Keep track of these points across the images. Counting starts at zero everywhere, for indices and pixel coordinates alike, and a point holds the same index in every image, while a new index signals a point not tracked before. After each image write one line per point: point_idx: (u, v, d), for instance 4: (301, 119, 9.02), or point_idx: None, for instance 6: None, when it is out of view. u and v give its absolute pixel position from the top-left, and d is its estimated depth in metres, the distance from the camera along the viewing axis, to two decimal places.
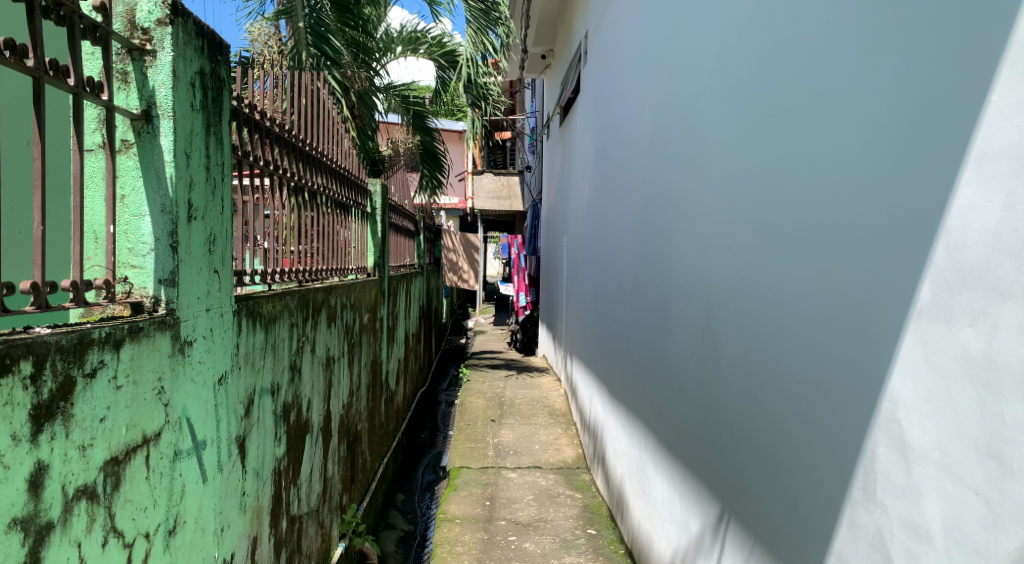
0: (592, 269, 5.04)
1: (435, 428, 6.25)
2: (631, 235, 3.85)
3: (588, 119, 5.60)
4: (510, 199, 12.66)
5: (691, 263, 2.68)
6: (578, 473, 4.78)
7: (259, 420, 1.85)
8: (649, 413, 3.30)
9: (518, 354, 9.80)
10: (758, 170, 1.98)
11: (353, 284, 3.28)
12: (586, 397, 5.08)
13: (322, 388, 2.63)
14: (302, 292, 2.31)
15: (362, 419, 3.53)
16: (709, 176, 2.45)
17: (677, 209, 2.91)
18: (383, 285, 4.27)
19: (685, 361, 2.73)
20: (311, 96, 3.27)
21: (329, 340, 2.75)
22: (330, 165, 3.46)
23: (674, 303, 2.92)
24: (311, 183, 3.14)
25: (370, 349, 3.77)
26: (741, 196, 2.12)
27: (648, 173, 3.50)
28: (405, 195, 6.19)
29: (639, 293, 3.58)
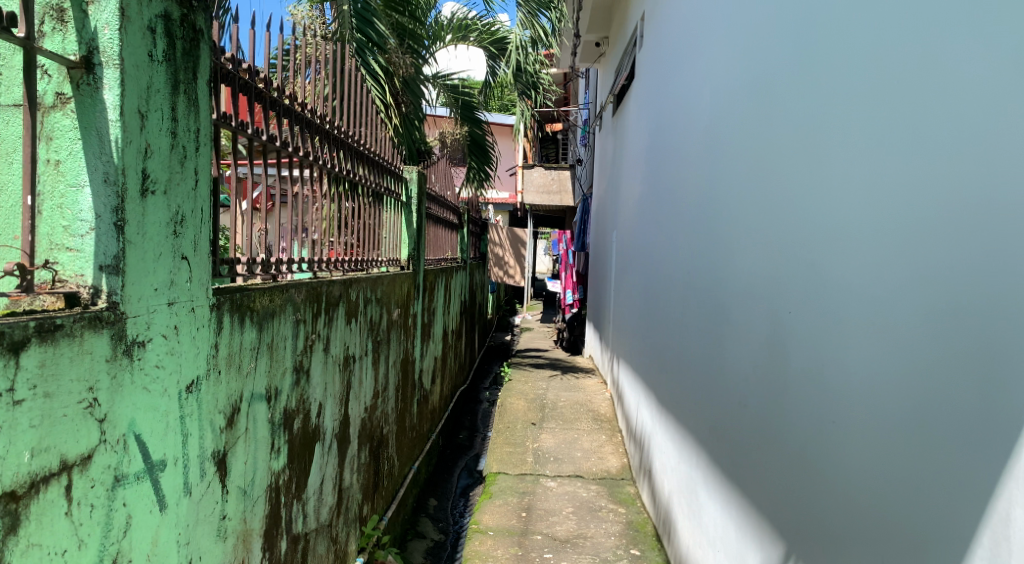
0: (642, 266, 4.67)
1: (474, 429, 6.00)
2: (687, 228, 3.48)
3: (642, 105, 5.21)
4: (560, 193, 12.30)
5: (758, 262, 2.31)
6: (622, 486, 4.43)
7: (248, 430, 1.61)
8: (701, 427, 2.95)
9: (565, 354, 9.45)
10: (847, 148, 1.62)
11: (380, 278, 3.03)
12: (632, 404, 4.73)
13: (337, 392, 2.38)
14: (314, 284, 2.07)
15: (389, 422, 3.28)
16: (782, 158, 2.09)
17: (742, 200, 2.54)
18: (417, 279, 4.01)
19: (747, 375, 2.37)
20: (350, 81, 3.07)
21: (347, 338, 2.50)
22: (365, 151, 3.23)
23: (735, 308, 2.55)
24: (343, 171, 2.92)
25: (401, 347, 3.52)
26: (823, 179, 1.76)
27: (708, 162, 3.13)
28: (448, 185, 5.94)
29: (694, 294, 3.22)
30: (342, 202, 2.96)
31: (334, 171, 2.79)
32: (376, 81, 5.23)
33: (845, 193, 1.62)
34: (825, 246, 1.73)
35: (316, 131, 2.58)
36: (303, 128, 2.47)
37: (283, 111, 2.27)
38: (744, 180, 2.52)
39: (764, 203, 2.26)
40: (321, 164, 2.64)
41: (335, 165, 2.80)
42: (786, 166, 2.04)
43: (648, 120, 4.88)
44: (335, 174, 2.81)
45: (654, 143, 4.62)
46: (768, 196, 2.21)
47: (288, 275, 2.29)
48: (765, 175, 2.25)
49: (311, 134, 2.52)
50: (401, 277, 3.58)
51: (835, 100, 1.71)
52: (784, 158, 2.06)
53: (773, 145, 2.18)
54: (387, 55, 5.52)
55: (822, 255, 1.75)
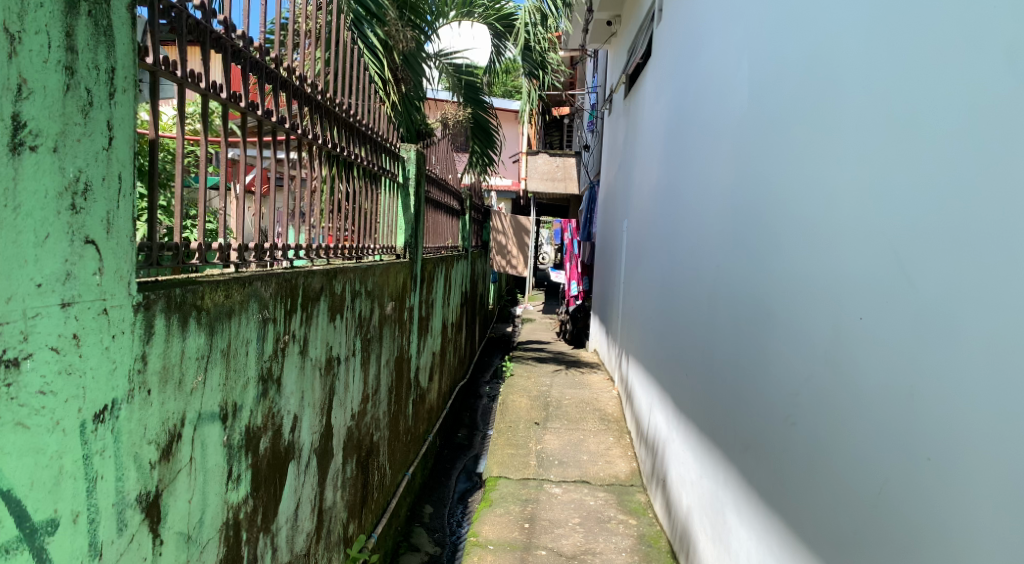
0: (659, 258, 4.32)
1: (473, 427, 5.69)
2: (713, 219, 3.13)
3: (659, 85, 4.84)
4: (564, 180, 11.92)
5: (808, 257, 1.97)
6: (632, 493, 4.12)
7: (193, 459, 1.28)
8: (729, 439, 2.64)
9: (568, 347, 9.14)
10: (981, 115, 1.27)
11: (373, 267, 2.69)
12: (644, 406, 4.40)
13: (317, 398, 2.07)
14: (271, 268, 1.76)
15: (380, 428, 2.97)
16: (855, 132, 1.73)
17: (788, 181, 2.18)
18: (414, 269, 3.66)
19: (790, 390, 2.05)
20: (345, 50, 2.72)
21: (330, 337, 2.18)
22: (362, 128, 2.88)
23: (776, 307, 2.21)
24: (339, 150, 2.56)
25: (395, 343, 3.20)
26: (931, 156, 1.41)
27: (739, 142, 2.79)
28: (450, 168, 5.58)
29: (721, 290, 2.89)
30: (338, 185, 2.64)
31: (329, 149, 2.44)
32: (374, 57, 4.88)
33: (980, 177, 1.27)
34: (934, 241, 1.38)
35: (306, 101, 2.22)
36: (292, 99, 2.11)
37: (265, 76, 1.92)
38: (791, 160, 2.17)
39: (821, 187, 1.91)
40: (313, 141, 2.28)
41: (328, 142, 2.45)
42: (863, 142, 1.69)
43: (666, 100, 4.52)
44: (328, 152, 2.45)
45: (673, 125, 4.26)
46: (829, 176, 1.87)
47: (287, 264, 2.07)
48: (824, 154, 1.90)
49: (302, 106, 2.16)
50: (397, 266, 3.22)
51: (953, 60, 1.36)
52: (861, 131, 1.71)
53: (839, 120, 1.83)
54: (388, 28, 5.14)
55: (931, 253, 1.40)
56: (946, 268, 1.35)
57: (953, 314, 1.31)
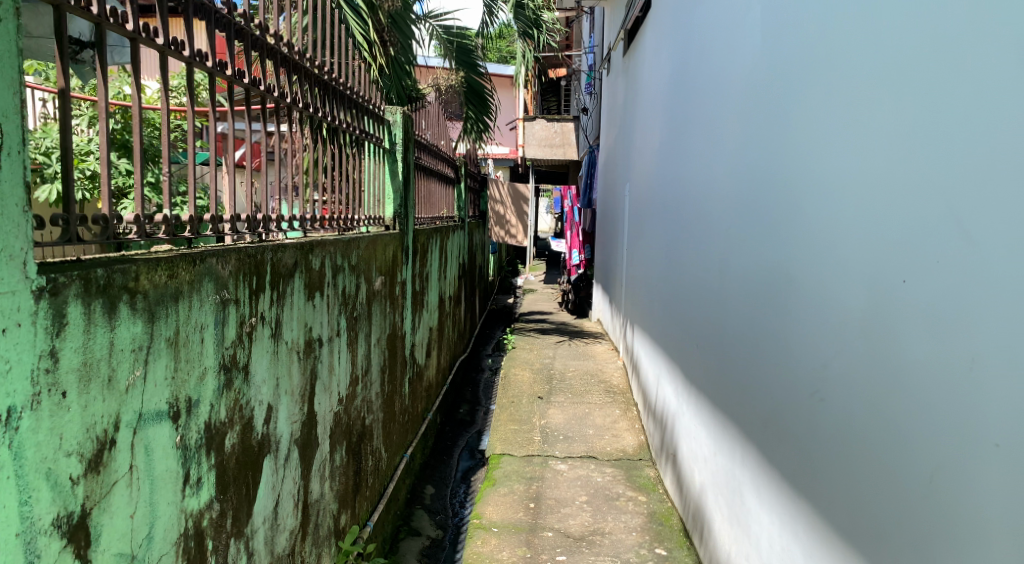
0: (663, 223, 4.09)
1: (476, 403, 5.54)
2: (723, 178, 2.90)
3: (660, 38, 4.54)
4: (563, 146, 11.61)
5: (834, 214, 1.75)
6: (640, 468, 3.97)
7: (136, 468, 1.09)
8: (746, 415, 2.46)
9: (571, 317, 8.96)
10: None
11: (358, 240, 2.47)
12: (651, 378, 4.22)
13: (296, 385, 1.88)
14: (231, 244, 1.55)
15: (373, 410, 2.79)
16: (889, 66, 1.50)
17: (809, 129, 1.95)
18: (406, 240, 3.44)
19: (815, 363, 1.85)
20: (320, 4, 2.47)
21: (309, 316, 1.98)
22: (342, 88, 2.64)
23: (797, 271, 2.00)
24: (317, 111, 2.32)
25: (386, 320, 3.01)
26: (986, 85, 1.19)
27: (752, 92, 2.54)
28: (442, 134, 5.33)
29: (734, 255, 2.67)
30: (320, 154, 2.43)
31: (307, 111, 2.20)
32: (358, 18, 4.58)
33: None
34: (992, 186, 1.17)
35: (274, 58, 1.98)
36: (254, 52, 1.87)
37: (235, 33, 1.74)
38: (812, 106, 1.93)
39: (848, 133, 1.69)
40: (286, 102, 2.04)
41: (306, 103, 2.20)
42: (900, 77, 1.46)
43: (668, 55, 4.24)
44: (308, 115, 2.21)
45: (676, 81, 3.99)
46: (857, 120, 1.64)
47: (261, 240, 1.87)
48: (853, 95, 1.67)
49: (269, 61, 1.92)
50: (386, 239, 3.00)
51: None
52: (893, 65, 1.48)
53: (869, 55, 1.60)
54: None
55: (987, 203, 1.18)
56: (1006, 220, 1.14)
57: (1015, 271, 1.11)
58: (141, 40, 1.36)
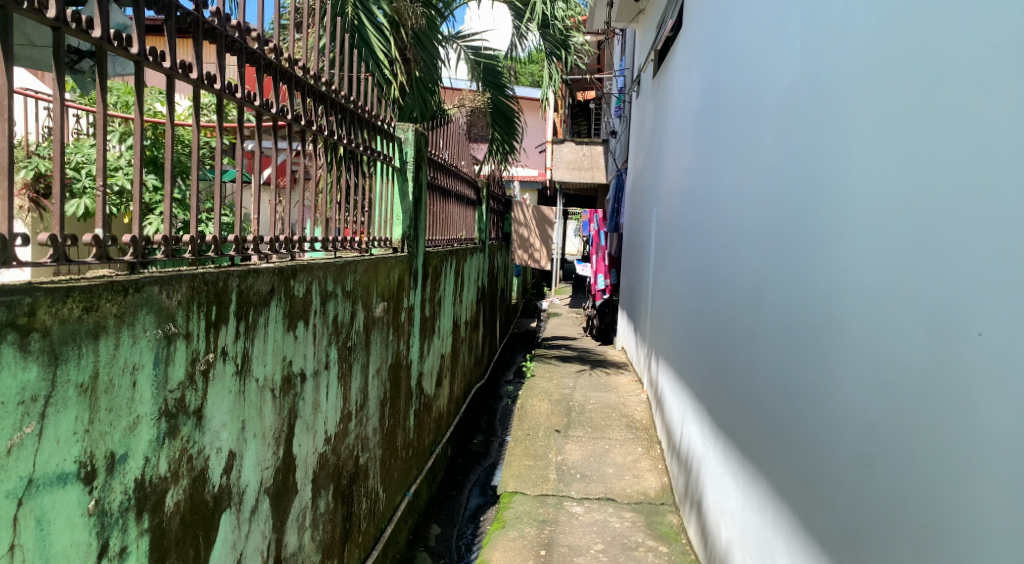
0: (692, 251, 3.83)
1: (491, 433, 5.28)
2: (759, 203, 2.64)
3: (692, 57, 4.31)
4: (591, 169, 11.41)
5: (900, 249, 1.50)
6: (662, 514, 3.67)
7: (19, 546, 0.89)
8: (782, 470, 2.18)
9: (595, 344, 8.67)
10: None
11: (356, 263, 2.29)
12: (676, 416, 3.92)
13: (269, 425, 1.68)
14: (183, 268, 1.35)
15: (369, 446, 2.57)
16: (981, 78, 1.26)
17: (868, 151, 1.70)
18: (415, 264, 3.24)
19: (871, 421, 1.59)
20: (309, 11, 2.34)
21: (288, 348, 1.79)
22: (342, 101, 2.46)
23: (849, 314, 1.74)
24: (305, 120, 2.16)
25: (389, 348, 2.80)
26: None
27: (794, 113, 2.30)
28: (462, 153, 5.15)
29: (771, 290, 2.40)
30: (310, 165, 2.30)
31: (289, 119, 2.05)
32: (382, 35, 4.28)
33: None
34: None
35: (246, 56, 1.82)
36: (226, 52, 1.72)
37: (223, 44, 1.68)
38: (872, 124, 1.69)
39: (923, 156, 1.44)
40: (258, 106, 1.88)
41: (288, 110, 2.05)
42: (995, 89, 1.22)
43: (699, 74, 4.02)
44: (290, 121, 2.06)
45: (707, 102, 3.76)
46: (939, 142, 1.39)
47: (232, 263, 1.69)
48: (930, 112, 1.43)
49: (241, 62, 1.77)
50: (392, 262, 2.81)
51: None
52: (990, 78, 1.24)
53: (950, 66, 1.36)
54: (396, 3, 4.69)
55: None
56: None
57: None
58: (71, 30, 1.16)
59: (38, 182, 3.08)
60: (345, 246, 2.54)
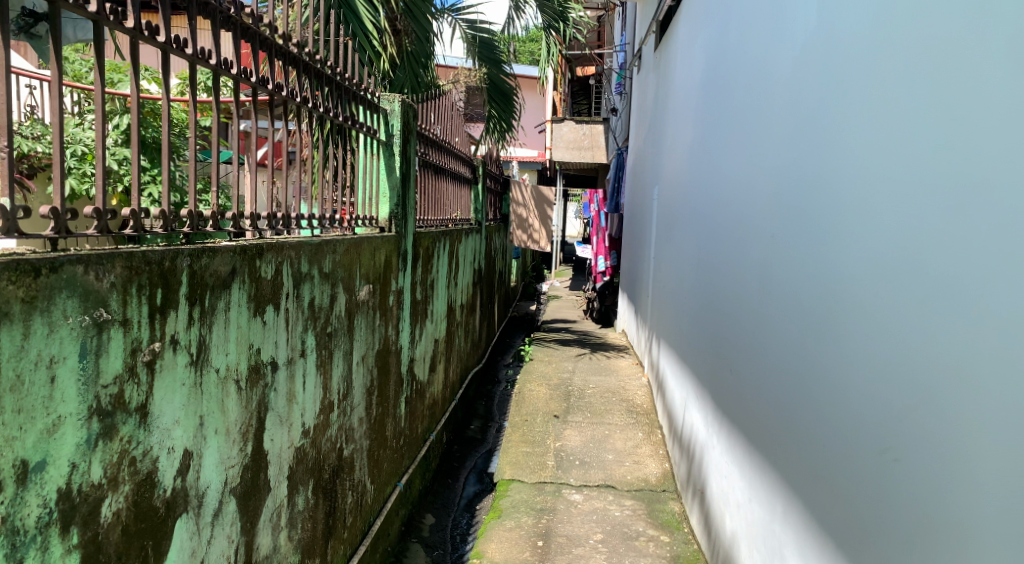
0: (695, 229, 3.64)
1: (488, 419, 5.15)
2: (766, 176, 2.46)
3: (694, 26, 4.10)
4: (592, 149, 11.18)
5: (924, 217, 1.33)
6: (663, 501, 3.53)
7: None
8: (791, 461, 2.02)
9: (596, 327, 8.50)
10: None
11: (334, 242, 2.12)
12: (678, 401, 3.76)
13: (233, 421, 1.53)
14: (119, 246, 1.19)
15: (354, 438, 2.43)
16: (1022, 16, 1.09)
17: (887, 110, 1.53)
18: (404, 244, 3.07)
19: (890, 412, 1.43)
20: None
21: (255, 335, 1.63)
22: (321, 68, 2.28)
23: (866, 293, 1.57)
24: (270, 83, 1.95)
25: (375, 333, 2.65)
26: None
27: (806, 76, 2.11)
28: (456, 129, 4.95)
29: (779, 268, 2.23)
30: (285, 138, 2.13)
31: (252, 82, 1.85)
32: (370, 4, 4.07)
33: None
34: None
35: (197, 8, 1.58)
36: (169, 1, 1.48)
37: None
38: (893, 80, 1.51)
39: (949, 112, 1.27)
40: (213, 65, 1.68)
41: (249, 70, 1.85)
42: None
43: (703, 42, 3.80)
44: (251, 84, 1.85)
45: (711, 71, 3.54)
46: (970, 94, 1.22)
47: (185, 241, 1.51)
48: (957, 59, 1.25)
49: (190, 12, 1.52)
50: (377, 241, 2.64)
51: None
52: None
53: (987, 8, 1.19)
54: None
55: None
56: None
57: None
58: None
59: (22, 163, 2.95)
60: (326, 223, 2.37)
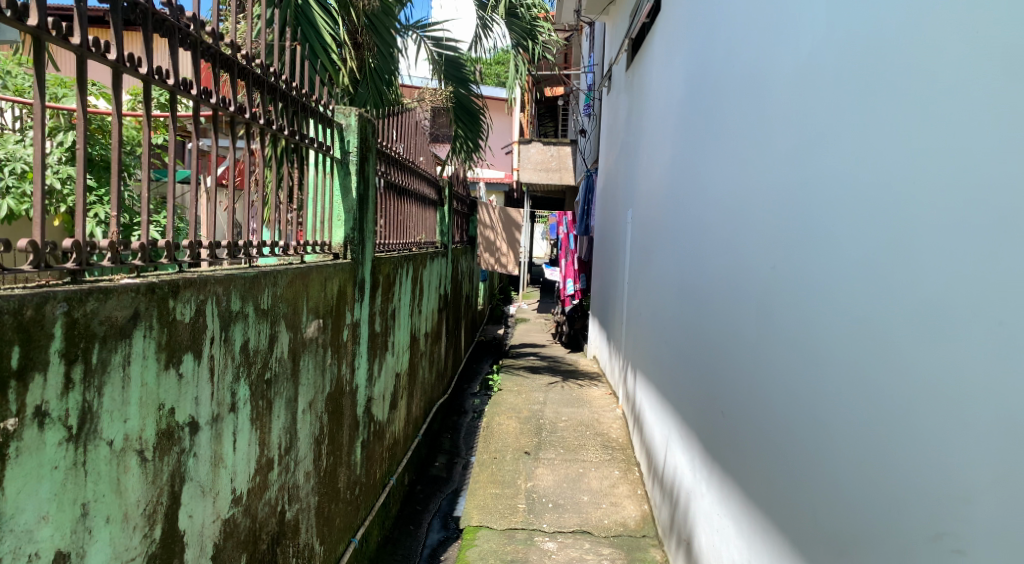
0: (676, 254, 3.44)
1: (454, 454, 4.84)
2: (757, 199, 2.25)
3: (673, 44, 3.94)
4: (560, 171, 11.04)
5: (987, 254, 1.11)
6: (644, 549, 3.27)
7: None
8: (794, 522, 1.78)
9: (565, 352, 8.28)
10: None
11: (275, 273, 1.83)
12: (658, 439, 3.52)
13: (135, 502, 1.22)
14: None
15: (298, 497, 2.12)
16: None
17: (919, 126, 1.31)
18: (361, 272, 2.78)
19: (935, 490, 1.19)
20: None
21: (168, 391, 1.32)
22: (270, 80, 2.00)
23: (891, 338, 1.34)
24: (193, 88, 1.60)
25: (326, 375, 2.35)
26: None
27: (805, 92, 1.89)
28: (421, 147, 4.70)
29: (775, 302, 2.01)
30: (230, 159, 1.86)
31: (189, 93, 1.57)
32: (329, 14, 3.81)
33: None
34: None
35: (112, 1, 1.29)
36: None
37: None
38: (924, 97, 1.31)
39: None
40: (111, 61, 1.28)
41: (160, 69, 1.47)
42: None
43: (684, 59, 3.60)
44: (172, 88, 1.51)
45: (693, 89, 3.35)
46: None
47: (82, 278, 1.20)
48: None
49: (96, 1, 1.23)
50: (330, 270, 2.34)
51: None
52: None
53: None
54: None
55: None
56: None
57: None
58: None
59: None
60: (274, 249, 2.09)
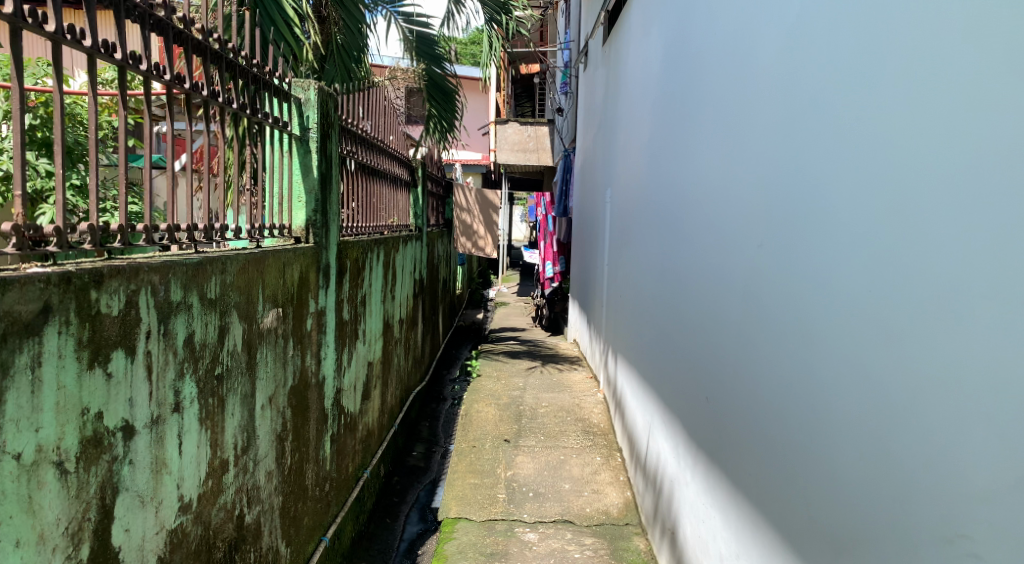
0: (656, 234, 3.33)
1: (433, 442, 4.72)
2: (740, 174, 2.14)
3: (650, 16, 3.80)
4: (537, 151, 10.86)
5: (1006, 226, 0.99)
6: (627, 537, 3.18)
7: None
8: (783, 515, 1.69)
9: (545, 336, 8.19)
10: None
11: (224, 260, 1.68)
12: (640, 425, 3.44)
13: (53, 521, 1.08)
14: None
15: (260, 498, 1.98)
16: None
17: (921, 87, 1.19)
18: (326, 257, 2.63)
19: (951, 487, 1.07)
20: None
21: (94, 396, 1.17)
22: (224, 57, 1.84)
23: (894, 321, 1.23)
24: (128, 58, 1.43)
25: (289, 368, 2.21)
26: None
27: (792, 60, 1.77)
28: (392, 126, 4.51)
29: (761, 282, 1.91)
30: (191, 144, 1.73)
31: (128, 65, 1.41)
32: None
33: None
34: None
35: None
36: None
37: None
38: (922, 60, 1.19)
39: None
40: (6, 14, 1.11)
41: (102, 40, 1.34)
42: None
43: (662, 29, 3.45)
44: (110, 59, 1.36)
45: (671, 63, 3.23)
46: None
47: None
48: None
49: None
50: (289, 255, 2.18)
51: None
52: None
53: None
54: None
55: None
56: None
57: None
58: None
59: None
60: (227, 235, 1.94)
